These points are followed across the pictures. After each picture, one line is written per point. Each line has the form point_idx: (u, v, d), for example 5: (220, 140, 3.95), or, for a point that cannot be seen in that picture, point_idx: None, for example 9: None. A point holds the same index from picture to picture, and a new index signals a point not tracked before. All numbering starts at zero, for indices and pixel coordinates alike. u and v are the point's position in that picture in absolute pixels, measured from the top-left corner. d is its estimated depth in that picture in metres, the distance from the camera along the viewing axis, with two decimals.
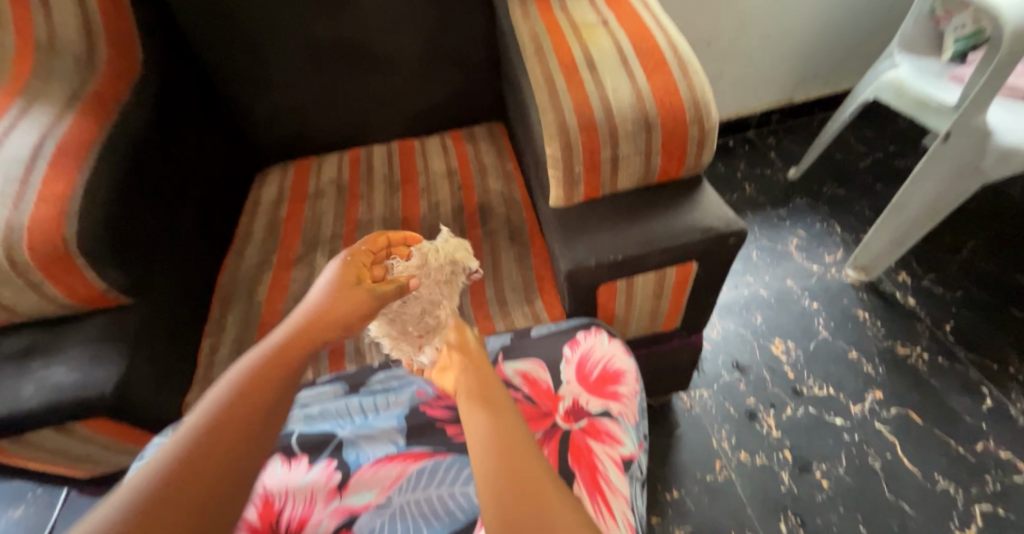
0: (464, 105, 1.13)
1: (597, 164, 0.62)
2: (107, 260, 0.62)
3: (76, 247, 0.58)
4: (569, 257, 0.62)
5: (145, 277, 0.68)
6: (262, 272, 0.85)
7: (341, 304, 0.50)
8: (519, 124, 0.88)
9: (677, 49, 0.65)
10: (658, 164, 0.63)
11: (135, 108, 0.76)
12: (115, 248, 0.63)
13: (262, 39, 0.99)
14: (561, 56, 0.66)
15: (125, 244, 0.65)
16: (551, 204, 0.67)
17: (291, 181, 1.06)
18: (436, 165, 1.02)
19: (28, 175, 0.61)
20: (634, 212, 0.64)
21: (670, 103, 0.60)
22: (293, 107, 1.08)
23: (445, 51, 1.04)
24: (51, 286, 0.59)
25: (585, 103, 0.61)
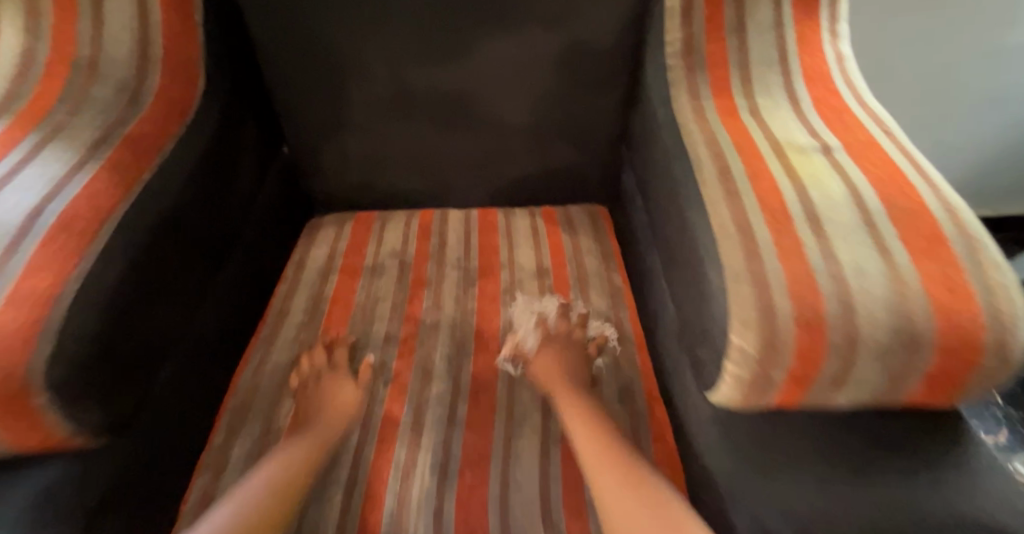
0: (568, 182, 0.95)
1: (808, 380, 0.40)
2: (91, 390, 0.44)
3: (40, 375, 0.40)
4: (745, 511, 0.44)
5: (140, 398, 0.51)
6: (287, 386, 0.66)
7: (335, 416, 0.60)
8: (650, 243, 0.69)
9: (954, 215, 0.44)
10: (914, 391, 0.40)
11: (174, 164, 0.61)
12: (107, 367, 0.46)
13: (349, 81, 0.83)
14: (763, 194, 0.47)
15: (121, 357, 0.48)
16: (713, 400, 0.46)
17: (345, 245, 0.92)
18: (526, 258, 0.86)
19: (7, 257, 0.45)
20: (853, 454, 0.42)
21: (954, 313, 0.37)
22: (368, 158, 0.92)
23: (558, 123, 0.86)
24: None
25: (812, 286, 0.40)
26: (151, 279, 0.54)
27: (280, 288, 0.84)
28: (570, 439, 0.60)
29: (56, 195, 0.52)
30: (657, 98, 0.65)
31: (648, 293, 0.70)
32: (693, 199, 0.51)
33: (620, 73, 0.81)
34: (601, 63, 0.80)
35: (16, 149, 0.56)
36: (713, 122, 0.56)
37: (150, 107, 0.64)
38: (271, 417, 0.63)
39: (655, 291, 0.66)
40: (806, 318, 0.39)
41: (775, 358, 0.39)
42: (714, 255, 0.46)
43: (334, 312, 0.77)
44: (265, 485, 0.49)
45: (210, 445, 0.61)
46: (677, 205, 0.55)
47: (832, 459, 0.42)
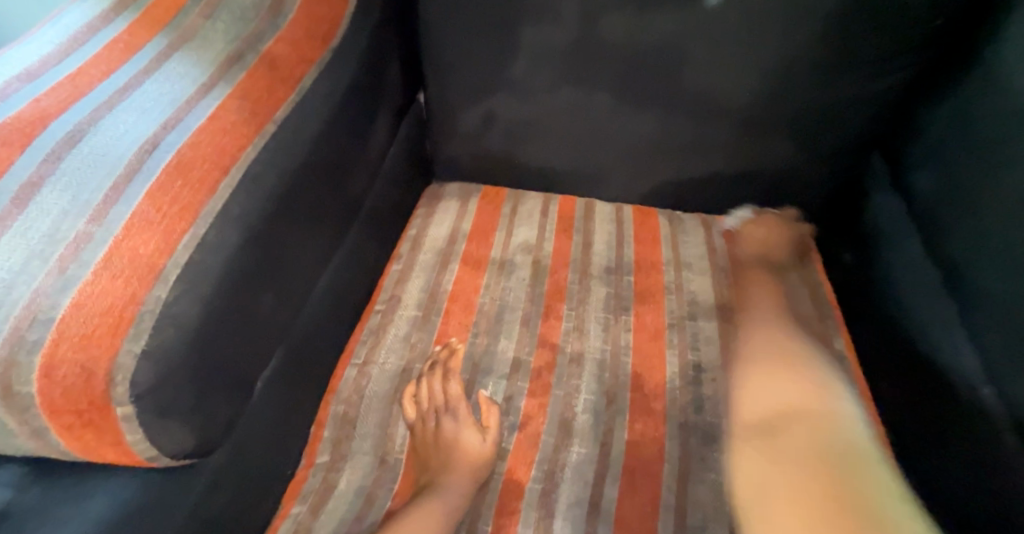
0: (772, 187, 0.74)
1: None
2: (183, 404, 0.33)
3: (127, 380, 0.29)
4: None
5: (237, 403, 0.41)
6: (395, 410, 0.57)
7: (466, 461, 0.50)
8: (935, 312, 0.46)
9: None
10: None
11: (312, 102, 0.49)
12: (206, 372, 0.36)
13: (524, 28, 0.65)
14: None
15: (222, 359, 0.37)
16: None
17: (475, 227, 0.78)
18: (704, 289, 0.68)
19: (109, 202, 0.34)
20: None
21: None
22: (524, 126, 0.75)
23: (796, 107, 0.65)
24: (59, 440, 0.31)
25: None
26: (262, 252, 0.41)
27: (393, 268, 0.73)
28: None
29: (176, 123, 0.40)
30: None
31: (914, 387, 0.47)
32: None
33: (917, 43, 0.57)
34: (884, 35, 0.57)
35: (135, 63, 0.45)
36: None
37: (292, 30, 0.52)
38: (384, 441, 0.54)
39: (943, 395, 0.43)
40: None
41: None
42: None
43: (453, 317, 0.66)
44: None
45: (316, 461, 0.53)
46: None
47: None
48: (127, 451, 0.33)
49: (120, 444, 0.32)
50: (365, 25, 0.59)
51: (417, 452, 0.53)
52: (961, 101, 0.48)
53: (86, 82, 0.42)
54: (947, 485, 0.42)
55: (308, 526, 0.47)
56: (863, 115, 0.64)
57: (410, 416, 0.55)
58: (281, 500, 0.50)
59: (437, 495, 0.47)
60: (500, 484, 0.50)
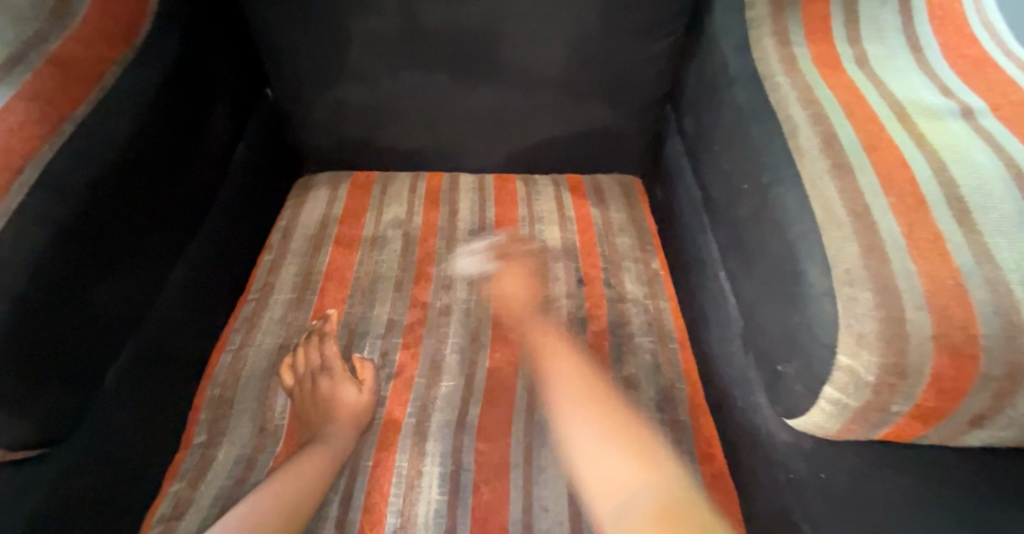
0: (599, 144, 0.86)
1: (938, 417, 0.29)
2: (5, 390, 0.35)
3: None
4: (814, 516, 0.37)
5: (81, 391, 0.43)
6: (272, 383, 0.60)
7: (340, 412, 0.56)
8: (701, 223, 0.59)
9: None
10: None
11: (124, 99, 0.50)
12: (32, 362, 0.37)
13: (349, 17, 0.70)
14: (888, 160, 0.36)
15: (53, 350, 0.39)
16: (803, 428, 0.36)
17: (342, 209, 0.82)
18: (552, 237, 0.79)
19: None
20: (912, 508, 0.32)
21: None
22: (369, 108, 0.80)
23: (600, 72, 0.76)
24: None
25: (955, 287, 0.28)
26: (81, 247, 0.43)
27: (264, 259, 0.76)
28: None
29: None
30: (728, 48, 0.54)
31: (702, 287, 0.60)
32: (782, 173, 0.40)
33: (679, 10, 0.70)
34: (650, 5, 0.69)
35: None
36: (806, 75, 0.45)
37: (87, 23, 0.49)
38: (263, 411, 0.58)
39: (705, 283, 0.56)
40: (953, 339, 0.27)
41: (902, 387, 0.29)
42: (815, 253, 0.34)
43: (327, 294, 0.71)
44: (259, 494, 0.47)
45: (193, 442, 0.56)
46: (750, 183, 0.45)
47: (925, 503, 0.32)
48: None
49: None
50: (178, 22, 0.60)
51: (298, 417, 0.58)
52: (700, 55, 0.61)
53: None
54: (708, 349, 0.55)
55: (189, 497, 0.51)
56: (652, 75, 0.77)
57: (290, 384, 0.60)
58: (163, 484, 0.53)
59: (312, 447, 0.52)
60: (371, 425, 0.57)
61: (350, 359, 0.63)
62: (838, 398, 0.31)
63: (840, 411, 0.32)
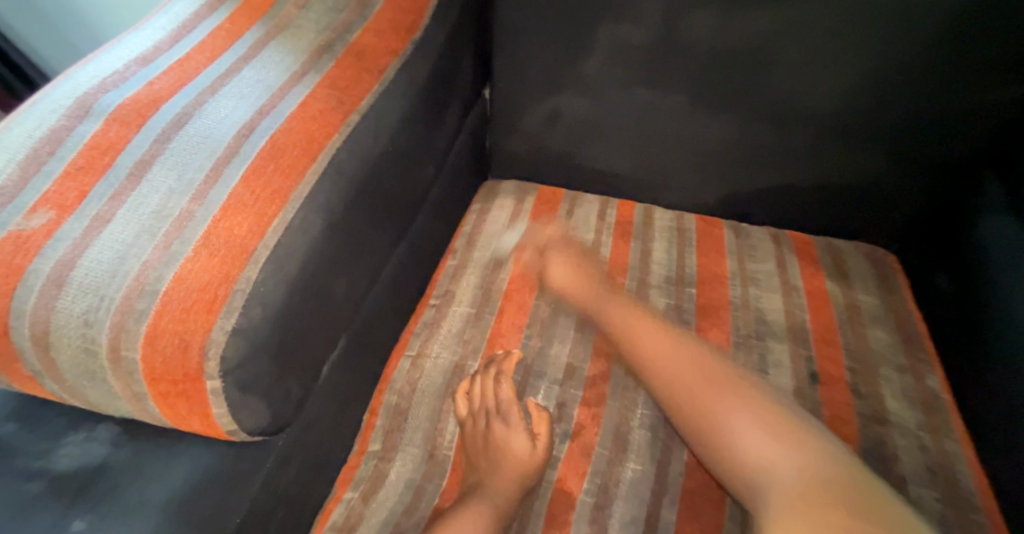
0: (858, 205, 0.69)
1: None
2: (263, 381, 0.34)
3: (218, 355, 0.30)
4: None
5: (308, 387, 0.41)
6: (445, 404, 0.57)
7: (517, 463, 0.50)
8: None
9: None
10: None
11: (401, 90, 0.49)
12: (285, 358, 0.36)
13: (603, 24, 0.63)
14: None
15: (302, 345, 0.38)
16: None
17: (529, 225, 0.77)
18: (772, 307, 0.64)
19: (209, 182, 0.36)
20: None
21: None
22: (591, 124, 0.73)
23: (897, 117, 0.60)
24: (155, 406, 0.33)
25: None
26: (341, 240, 0.41)
27: (448, 263, 0.73)
28: None
29: (270, 109, 0.41)
30: None
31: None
32: None
33: None
34: (1008, 38, 0.52)
35: (235, 50, 0.47)
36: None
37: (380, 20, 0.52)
38: (434, 436, 0.54)
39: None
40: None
41: None
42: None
43: (506, 316, 0.65)
44: None
45: (369, 449, 0.53)
46: None
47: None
48: (212, 424, 0.34)
49: (207, 416, 0.33)
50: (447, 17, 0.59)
51: (467, 452, 0.53)
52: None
53: (191, 68, 0.44)
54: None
55: (361, 512, 0.48)
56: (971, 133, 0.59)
57: (463, 413, 0.55)
58: (335, 487, 0.51)
59: (486, 497, 0.47)
60: (542, 490, 0.50)
61: (524, 401, 0.56)
62: None
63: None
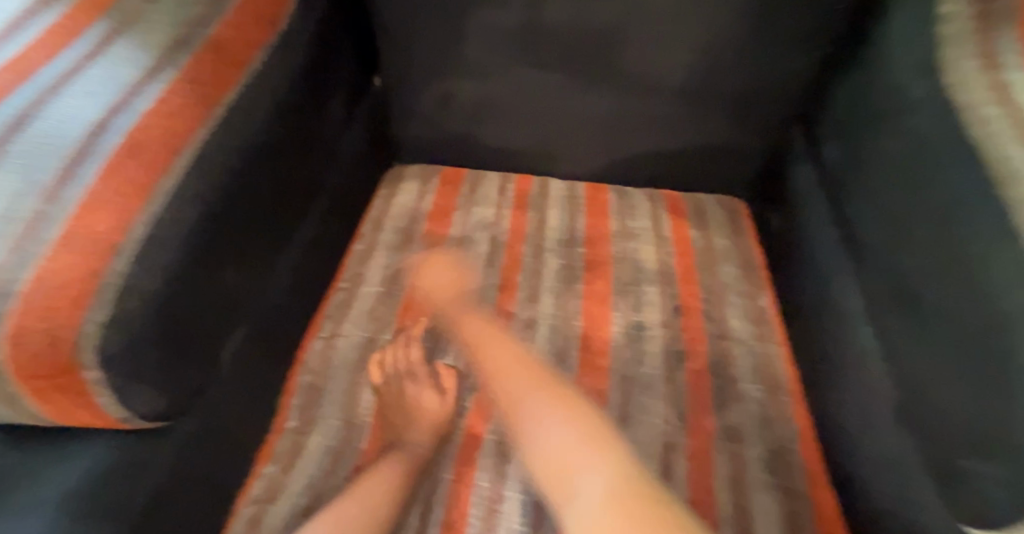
0: (709, 162, 0.80)
1: None
2: (148, 367, 0.36)
3: (93, 345, 0.31)
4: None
5: (204, 371, 0.43)
6: (359, 375, 0.60)
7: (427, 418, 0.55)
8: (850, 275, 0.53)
9: None
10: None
11: (267, 82, 0.51)
12: (169, 343, 0.37)
13: (471, 10, 0.69)
14: None
15: (191, 331, 0.40)
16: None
17: (432, 204, 0.81)
18: (647, 257, 0.73)
19: (61, 183, 0.36)
20: None
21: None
22: (475, 106, 0.78)
23: (729, 84, 0.70)
24: (33, 405, 0.34)
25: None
26: (220, 228, 0.43)
27: (355, 248, 0.76)
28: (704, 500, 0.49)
29: (123, 106, 0.42)
30: (900, 73, 0.50)
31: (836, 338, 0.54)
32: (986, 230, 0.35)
33: (828, 25, 0.63)
34: (800, 15, 0.63)
35: (77, 50, 0.46)
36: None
37: (239, 10, 0.53)
38: (349, 406, 0.58)
39: (848, 337, 0.52)
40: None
41: None
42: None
43: (414, 292, 0.70)
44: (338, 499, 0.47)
45: (286, 426, 0.56)
46: (925, 230, 0.42)
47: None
48: (99, 412, 0.35)
49: (92, 405, 0.34)
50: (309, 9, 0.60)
51: (383, 415, 0.57)
52: (868, 81, 0.55)
53: (29, 68, 0.44)
54: (851, 408, 0.50)
55: (281, 483, 0.51)
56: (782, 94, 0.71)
57: (376, 381, 0.59)
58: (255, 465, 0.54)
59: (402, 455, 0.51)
60: (451, 437, 0.55)
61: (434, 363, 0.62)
62: None
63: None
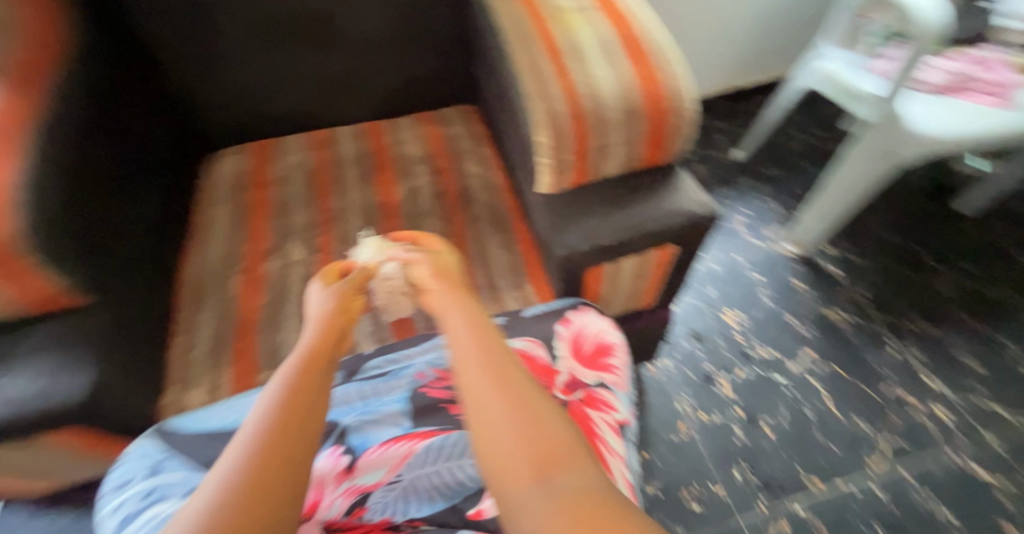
0: (430, 85, 1.07)
1: (586, 152, 0.64)
2: (68, 259, 0.56)
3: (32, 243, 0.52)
4: (565, 243, 0.65)
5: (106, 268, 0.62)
6: (229, 269, 0.80)
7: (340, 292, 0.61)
8: (504, 123, 0.83)
9: (655, 39, 0.69)
10: (641, 152, 0.67)
11: (82, 76, 0.68)
12: (70, 250, 0.57)
13: (216, 13, 0.87)
14: (546, 42, 0.67)
15: (84, 236, 0.60)
16: (539, 190, 0.69)
17: (250, 166, 0.97)
18: (411, 150, 1.00)
19: None
20: (620, 199, 0.68)
21: (654, 91, 0.64)
22: (248, 85, 0.96)
23: (419, 29, 0.98)
24: (8, 286, 0.53)
25: (578, 93, 0.63)
26: (80, 182, 0.61)
27: (198, 207, 0.91)
28: (465, 258, 0.83)
29: None
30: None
31: (513, 143, 0.79)
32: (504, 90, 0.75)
33: None
34: None
35: None
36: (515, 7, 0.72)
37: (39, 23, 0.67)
38: (226, 297, 0.76)
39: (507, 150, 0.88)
40: (577, 110, 0.62)
41: (562, 142, 0.63)
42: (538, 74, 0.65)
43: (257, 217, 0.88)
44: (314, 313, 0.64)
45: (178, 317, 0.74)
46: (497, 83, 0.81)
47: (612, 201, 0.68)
48: (54, 285, 0.55)
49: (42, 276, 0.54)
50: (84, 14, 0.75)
51: (244, 291, 0.77)
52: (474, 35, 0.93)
53: None
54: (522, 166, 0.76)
55: (187, 343, 0.71)
56: (461, 11, 0.97)
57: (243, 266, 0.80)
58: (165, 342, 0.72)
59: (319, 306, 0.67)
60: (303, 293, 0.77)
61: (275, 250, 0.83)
62: (545, 158, 0.65)
63: (545, 165, 0.66)
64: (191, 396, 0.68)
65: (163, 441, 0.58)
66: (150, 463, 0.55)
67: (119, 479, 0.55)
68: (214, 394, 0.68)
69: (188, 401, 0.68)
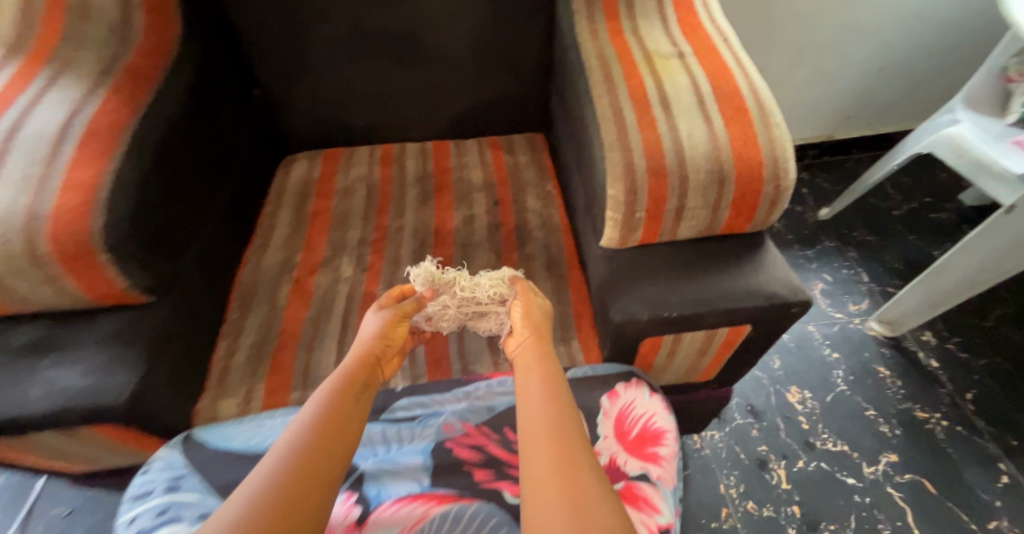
0: (506, 108, 1.03)
1: (659, 213, 0.58)
2: (135, 260, 0.56)
3: (99, 239, 0.53)
4: (622, 308, 0.59)
5: (174, 266, 0.63)
6: (284, 274, 0.79)
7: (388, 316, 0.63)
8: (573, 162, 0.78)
9: (761, 100, 0.60)
10: (724, 219, 0.60)
11: (179, 78, 0.71)
12: (140, 251, 0.57)
13: (311, 25, 0.89)
14: (634, 87, 0.62)
15: (156, 235, 0.60)
16: (602, 244, 0.63)
17: (320, 172, 0.98)
18: (476, 176, 0.97)
19: (48, 177, 0.53)
20: (693, 269, 0.61)
21: (747, 160, 0.57)
22: (330, 94, 0.97)
23: (502, 52, 0.95)
24: (70, 282, 0.53)
25: (658, 147, 0.57)
26: (160, 180, 0.62)
27: (267, 209, 0.92)
28: None
29: (78, 110, 0.59)
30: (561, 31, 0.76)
31: (580, 185, 0.74)
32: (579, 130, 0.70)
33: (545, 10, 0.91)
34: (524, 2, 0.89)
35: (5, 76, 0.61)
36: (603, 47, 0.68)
37: (145, 31, 0.70)
38: (276, 304, 0.75)
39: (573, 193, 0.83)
40: (654, 168, 0.56)
41: (635, 200, 0.57)
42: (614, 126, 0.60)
43: (316, 226, 0.88)
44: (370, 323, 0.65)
45: (230, 318, 0.74)
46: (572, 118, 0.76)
47: (680, 268, 0.61)
48: (113, 284, 0.55)
49: (103, 276, 0.54)
50: (194, 20, 0.78)
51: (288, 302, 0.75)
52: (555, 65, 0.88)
53: None
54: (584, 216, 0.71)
55: (235, 345, 0.70)
56: (547, 40, 0.94)
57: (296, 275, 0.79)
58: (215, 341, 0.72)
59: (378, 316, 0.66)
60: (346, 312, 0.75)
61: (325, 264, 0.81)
62: (614, 212, 0.59)
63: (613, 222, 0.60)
64: (223, 407, 0.64)
65: (185, 455, 0.54)
66: (169, 476, 0.52)
67: (138, 489, 0.52)
68: (246, 407, 0.64)
69: (220, 411, 0.65)
